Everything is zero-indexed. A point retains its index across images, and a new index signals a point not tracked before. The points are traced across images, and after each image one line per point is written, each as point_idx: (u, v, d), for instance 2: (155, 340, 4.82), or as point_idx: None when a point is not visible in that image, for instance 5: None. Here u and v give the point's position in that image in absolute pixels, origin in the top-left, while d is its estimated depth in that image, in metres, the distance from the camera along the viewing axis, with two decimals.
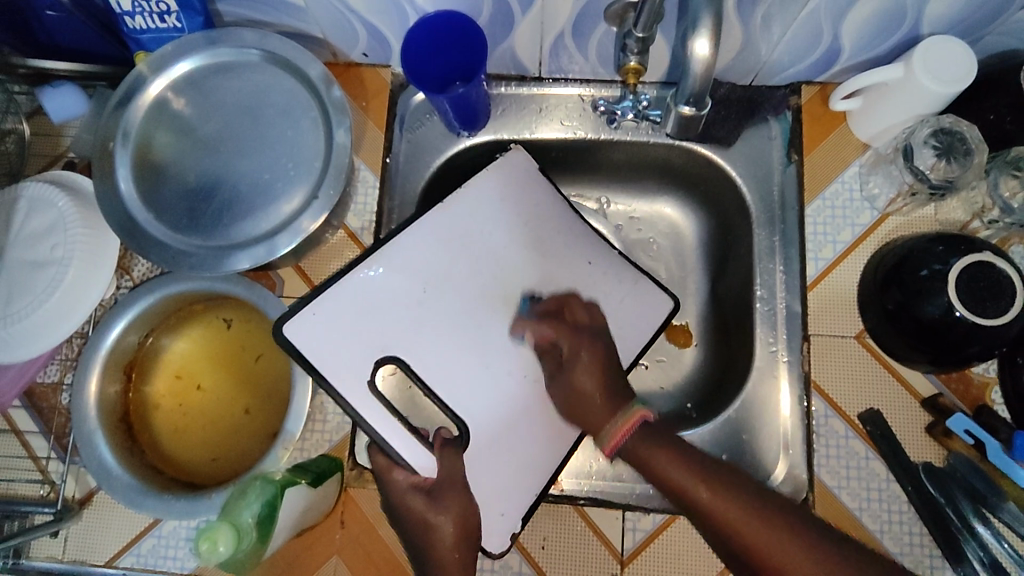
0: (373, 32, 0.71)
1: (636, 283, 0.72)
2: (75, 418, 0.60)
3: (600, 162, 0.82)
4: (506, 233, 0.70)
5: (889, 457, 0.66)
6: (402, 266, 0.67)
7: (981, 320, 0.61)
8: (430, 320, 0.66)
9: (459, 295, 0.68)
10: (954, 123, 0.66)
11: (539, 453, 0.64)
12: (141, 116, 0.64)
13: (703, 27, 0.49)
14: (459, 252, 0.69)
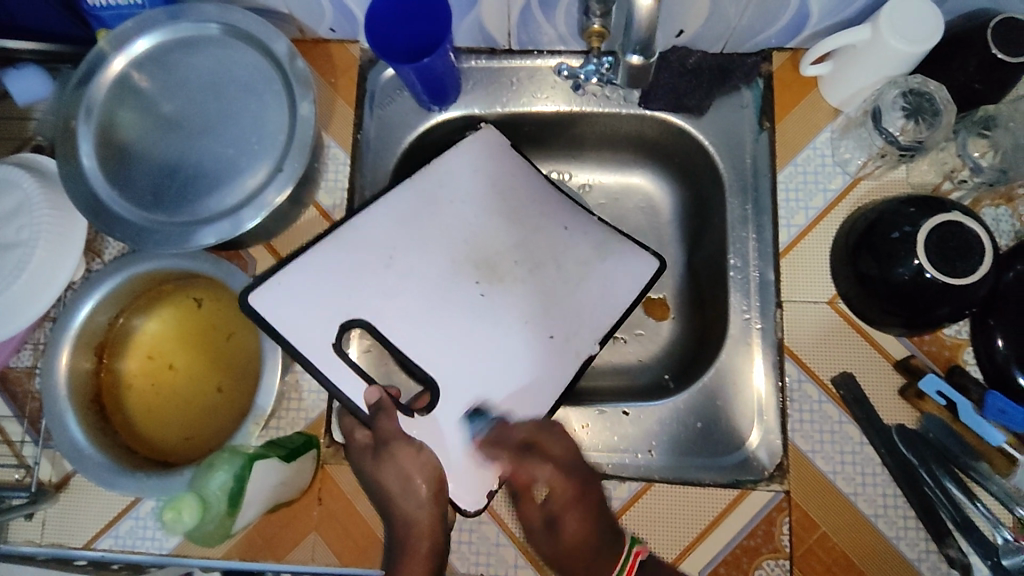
0: (338, 5, 0.70)
1: (615, 246, 0.71)
2: (46, 397, 0.59)
3: (574, 137, 0.82)
4: (477, 200, 0.71)
5: (862, 420, 0.66)
6: (371, 236, 0.68)
7: (952, 280, 0.61)
8: (405, 287, 0.67)
9: (432, 264, 0.68)
10: (923, 83, 0.66)
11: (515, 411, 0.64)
12: (102, 93, 0.63)
13: None
14: (430, 221, 0.70)
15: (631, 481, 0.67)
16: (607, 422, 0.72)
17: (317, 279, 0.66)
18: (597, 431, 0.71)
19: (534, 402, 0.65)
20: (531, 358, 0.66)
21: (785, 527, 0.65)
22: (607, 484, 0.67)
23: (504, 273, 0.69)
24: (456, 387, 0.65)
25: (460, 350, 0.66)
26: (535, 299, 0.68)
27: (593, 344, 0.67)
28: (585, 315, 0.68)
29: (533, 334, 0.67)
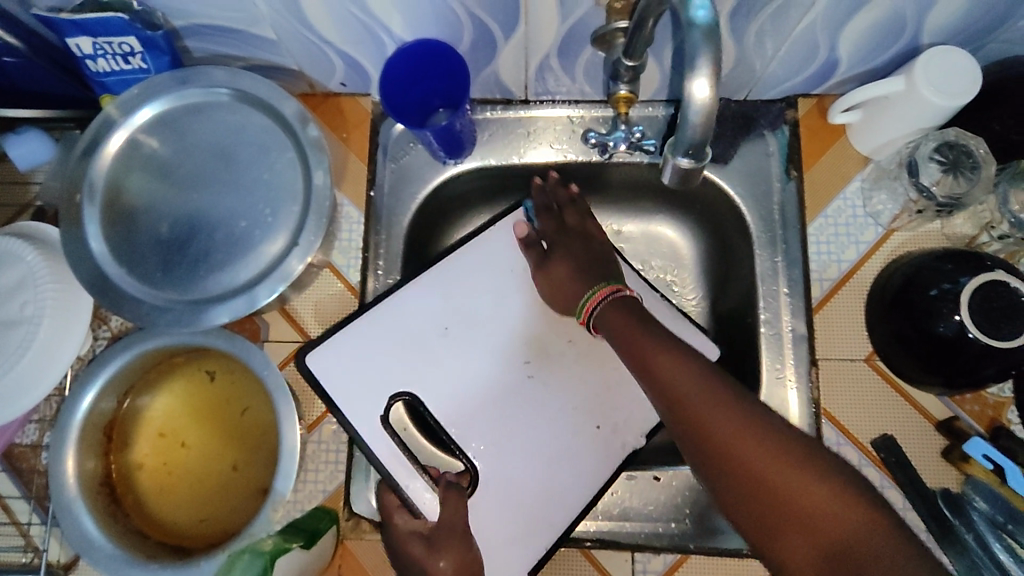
0: (350, 62, 0.68)
1: (666, 320, 0.69)
2: (52, 490, 0.57)
3: (594, 184, 0.79)
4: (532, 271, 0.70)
5: (906, 486, 0.64)
6: (410, 308, 0.67)
7: (995, 342, 0.58)
8: (454, 358, 0.67)
9: (480, 335, 0.68)
10: (960, 135, 0.64)
11: (566, 494, 0.63)
12: (108, 163, 0.61)
13: (700, 64, 0.40)
14: (481, 289, 0.69)
15: (666, 552, 0.64)
16: (639, 488, 0.68)
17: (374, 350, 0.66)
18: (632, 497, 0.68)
19: (574, 487, 0.63)
20: (578, 445, 0.65)
21: None
22: (641, 556, 0.64)
23: (558, 350, 0.68)
24: (501, 462, 0.64)
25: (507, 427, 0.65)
26: (591, 382, 0.67)
27: (640, 436, 0.65)
28: (636, 406, 0.66)
29: (578, 421, 0.66)
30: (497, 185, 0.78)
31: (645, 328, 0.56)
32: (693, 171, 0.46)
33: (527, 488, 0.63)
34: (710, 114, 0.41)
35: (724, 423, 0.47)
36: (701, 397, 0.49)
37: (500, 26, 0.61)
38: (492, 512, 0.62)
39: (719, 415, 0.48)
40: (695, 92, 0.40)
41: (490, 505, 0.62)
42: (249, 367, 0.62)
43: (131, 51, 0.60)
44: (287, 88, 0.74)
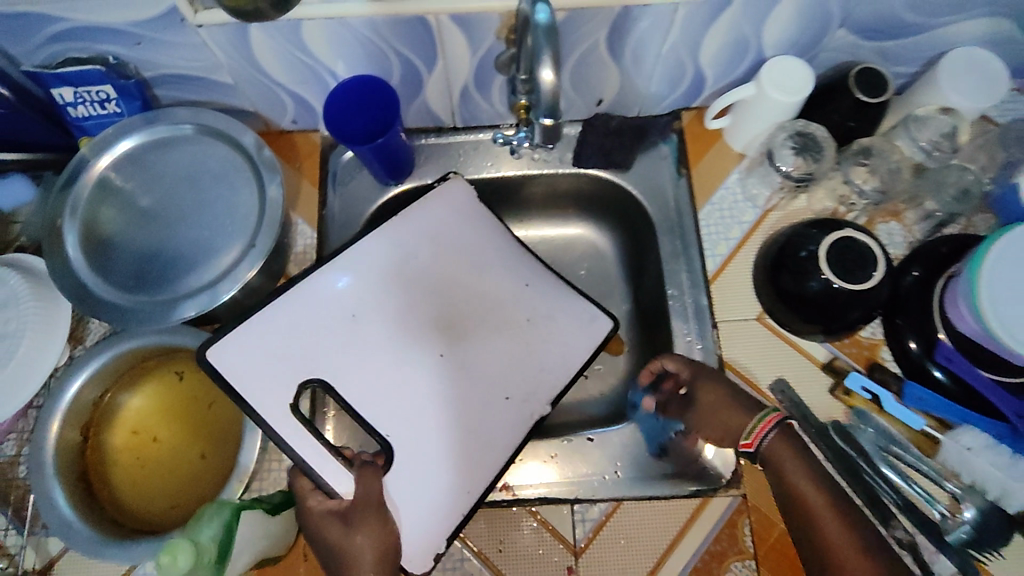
0: (300, 101, 0.80)
1: (564, 296, 0.79)
2: (32, 467, 0.63)
3: (522, 197, 0.91)
4: (438, 264, 0.77)
5: (801, 421, 0.73)
6: (319, 300, 0.72)
7: (855, 286, 0.70)
8: (365, 345, 0.71)
9: (387, 321, 0.73)
10: (806, 126, 0.78)
11: (482, 460, 0.69)
12: (87, 192, 0.70)
13: (546, 56, 0.47)
14: (387, 282, 0.74)
15: (601, 502, 0.73)
16: (574, 450, 0.76)
17: (284, 340, 0.69)
18: (568, 458, 0.76)
19: (487, 454, 0.69)
20: (487, 416, 0.71)
21: (747, 529, 0.71)
22: (579, 507, 0.73)
23: (464, 333, 0.74)
24: (411, 438, 0.68)
25: (417, 404, 0.70)
26: (496, 359, 0.74)
27: (545, 406, 0.73)
28: (542, 379, 0.74)
29: (487, 395, 0.72)
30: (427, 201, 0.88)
31: (811, 476, 0.63)
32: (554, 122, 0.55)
33: (439, 459, 0.68)
34: (557, 91, 0.49)
35: (852, 556, 0.58)
36: (837, 533, 0.60)
37: (422, 61, 0.73)
38: (407, 485, 0.66)
39: (852, 554, 0.58)
40: (544, 77, 0.48)
41: (404, 478, 0.67)
42: None
43: (108, 97, 0.71)
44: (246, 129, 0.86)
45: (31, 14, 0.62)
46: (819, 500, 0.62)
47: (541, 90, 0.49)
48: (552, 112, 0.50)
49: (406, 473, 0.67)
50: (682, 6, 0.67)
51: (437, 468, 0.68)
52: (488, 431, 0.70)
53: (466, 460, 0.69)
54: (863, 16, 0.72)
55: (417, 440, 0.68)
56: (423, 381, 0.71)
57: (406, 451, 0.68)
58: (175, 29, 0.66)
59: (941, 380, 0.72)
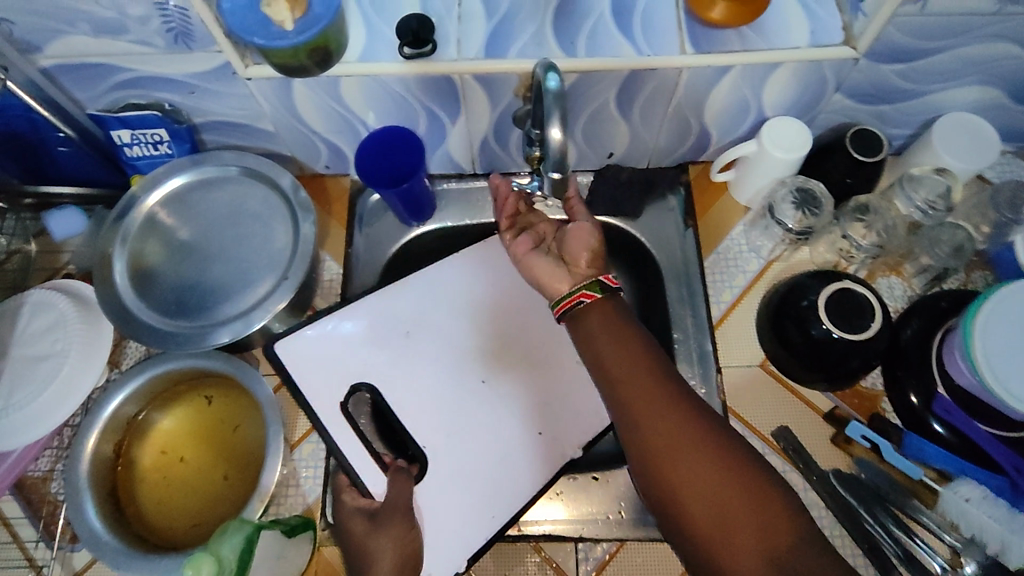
0: (333, 148, 0.86)
1: None
2: (69, 473, 0.67)
3: None
4: (487, 307, 0.85)
5: (803, 468, 0.75)
6: (377, 327, 0.82)
7: (853, 337, 0.73)
8: (417, 363, 0.81)
9: (438, 351, 0.82)
10: (805, 182, 0.82)
11: (509, 488, 0.74)
12: (136, 226, 0.76)
13: (555, 117, 0.53)
14: (440, 319, 0.83)
15: (605, 541, 0.75)
16: (579, 487, 0.78)
17: (347, 363, 0.79)
18: (572, 495, 0.78)
19: (513, 486, 0.74)
20: (519, 451, 0.76)
21: None
22: (583, 546, 0.75)
23: (506, 364, 0.82)
24: (447, 453, 0.76)
25: (456, 429, 0.77)
26: (535, 398, 0.80)
27: (575, 449, 0.77)
28: (575, 424, 0.78)
29: (521, 430, 0.78)
30: (451, 242, 0.94)
31: (621, 342, 0.65)
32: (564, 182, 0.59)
33: (469, 480, 0.74)
34: (565, 148, 0.53)
35: (665, 446, 0.58)
36: (655, 404, 0.61)
37: (446, 114, 0.80)
38: (438, 501, 0.73)
39: (676, 429, 0.59)
40: (554, 136, 0.53)
41: (437, 493, 0.73)
42: (247, 388, 0.74)
43: (161, 140, 0.78)
44: None
45: (101, 65, 0.70)
46: (618, 379, 0.63)
47: (550, 146, 0.54)
48: (559, 165, 0.55)
49: (438, 490, 0.73)
50: (686, 71, 0.73)
51: (467, 490, 0.74)
52: (518, 465, 0.76)
53: (494, 487, 0.74)
54: (859, 83, 0.76)
55: (452, 462, 0.75)
56: (466, 411, 0.78)
57: (440, 470, 0.75)
58: (225, 80, 0.73)
59: (941, 433, 0.74)
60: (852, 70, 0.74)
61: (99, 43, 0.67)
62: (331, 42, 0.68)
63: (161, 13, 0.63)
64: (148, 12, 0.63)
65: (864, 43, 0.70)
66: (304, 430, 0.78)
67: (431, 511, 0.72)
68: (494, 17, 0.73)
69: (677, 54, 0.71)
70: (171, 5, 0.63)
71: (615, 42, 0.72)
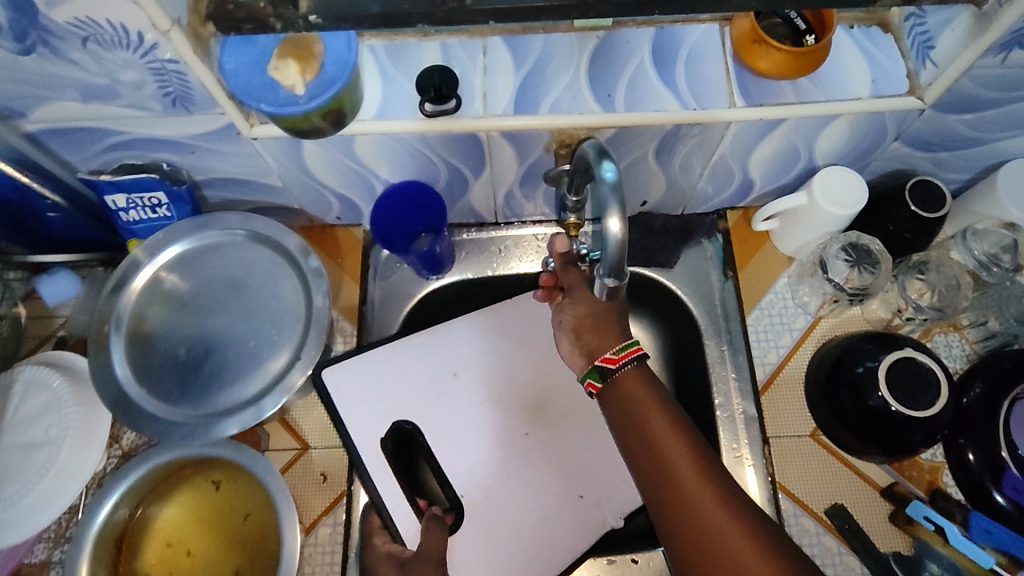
0: (345, 201, 0.80)
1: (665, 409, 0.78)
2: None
3: None
4: (534, 351, 0.80)
5: (860, 550, 0.70)
6: (422, 368, 0.78)
7: (916, 413, 0.67)
8: (459, 407, 0.77)
9: (485, 395, 0.78)
10: (858, 238, 0.77)
11: (540, 555, 0.71)
12: (133, 299, 0.70)
13: (612, 206, 0.46)
14: (487, 359, 0.80)
15: None
16: (618, 571, 0.73)
17: (391, 404, 0.76)
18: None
19: (548, 553, 0.71)
20: (560, 514, 0.73)
21: None
22: None
23: (552, 418, 0.77)
24: (483, 507, 0.73)
25: (497, 483, 0.74)
26: (582, 456, 0.76)
27: (618, 518, 0.73)
28: (621, 490, 0.74)
29: (563, 491, 0.74)
30: (474, 294, 0.87)
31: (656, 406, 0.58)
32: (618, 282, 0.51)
33: (502, 540, 0.72)
34: (624, 241, 0.47)
35: (698, 526, 0.52)
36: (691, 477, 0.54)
37: (469, 168, 0.73)
38: (471, 564, 0.70)
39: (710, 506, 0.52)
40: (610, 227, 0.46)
41: (472, 550, 0.71)
42: (254, 476, 0.68)
43: (159, 203, 0.71)
44: (290, 223, 0.86)
45: (92, 128, 0.64)
46: (650, 446, 0.56)
47: (606, 240, 0.47)
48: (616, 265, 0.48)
49: (472, 550, 0.71)
50: (734, 125, 0.66)
51: (502, 551, 0.71)
52: (556, 530, 0.72)
53: (529, 552, 0.71)
54: (919, 131, 0.70)
55: (490, 520, 0.72)
56: (509, 465, 0.75)
57: (475, 529, 0.72)
58: (229, 141, 0.66)
59: (1004, 508, 0.68)
60: (914, 120, 0.68)
61: (89, 109, 0.61)
62: (345, 104, 0.61)
63: (157, 77, 0.57)
64: (142, 77, 0.57)
65: (933, 93, 0.64)
66: (318, 512, 0.72)
67: (461, 570, 0.70)
68: (523, 67, 0.67)
69: (725, 107, 0.65)
70: (168, 70, 0.56)
71: (657, 93, 0.66)
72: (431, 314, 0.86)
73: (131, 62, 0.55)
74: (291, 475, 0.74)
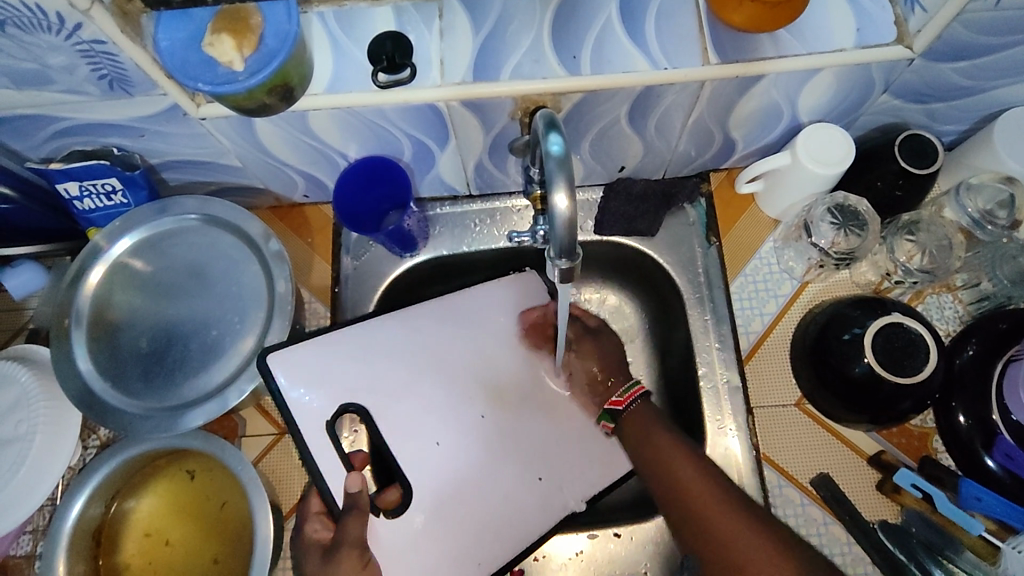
0: (310, 178, 0.77)
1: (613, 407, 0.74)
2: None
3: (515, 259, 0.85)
4: (490, 330, 0.76)
5: (846, 520, 0.68)
6: (368, 336, 0.71)
7: (903, 380, 0.64)
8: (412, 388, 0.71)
9: (435, 374, 0.73)
10: (846, 198, 0.73)
11: (497, 542, 0.69)
12: (89, 290, 0.68)
13: (558, 183, 0.43)
14: (442, 336, 0.74)
15: None
16: (600, 545, 0.73)
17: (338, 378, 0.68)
18: (593, 555, 0.72)
19: (507, 536, 0.69)
20: (517, 499, 0.70)
21: None
22: None
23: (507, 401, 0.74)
24: (438, 490, 0.69)
25: (452, 470, 0.70)
26: (540, 436, 0.73)
27: (579, 502, 0.71)
28: (580, 475, 0.72)
29: (524, 475, 0.72)
30: (448, 271, 0.85)
31: (667, 436, 0.64)
32: (571, 265, 0.48)
33: (456, 528, 0.68)
34: (573, 219, 0.44)
35: (719, 525, 0.55)
36: (710, 497, 0.57)
37: (434, 141, 0.70)
38: (420, 550, 0.67)
39: (716, 507, 0.56)
40: (557, 204, 0.44)
41: (421, 538, 0.67)
42: (226, 464, 0.67)
43: (113, 190, 0.69)
44: (256, 203, 0.83)
45: (32, 116, 0.61)
46: (677, 458, 0.62)
47: (555, 220, 0.45)
48: (564, 246, 0.45)
49: (420, 536, 0.67)
50: (708, 83, 0.62)
51: (458, 535, 0.68)
52: (514, 516, 0.70)
53: (485, 537, 0.68)
54: (910, 82, 0.66)
55: (444, 506, 0.69)
56: (461, 450, 0.71)
57: (429, 512, 0.68)
58: (177, 122, 0.63)
59: (996, 473, 0.66)
60: (904, 70, 0.63)
61: (25, 95, 0.58)
62: (291, 78, 0.57)
63: (88, 60, 0.54)
64: (73, 61, 0.54)
65: (922, 41, 0.60)
66: (296, 497, 0.72)
67: (405, 557, 0.66)
68: (482, 30, 0.62)
69: (698, 65, 0.61)
70: (96, 52, 0.53)
71: (626, 53, 0.62)
72: (408, 289, 0.84)
73: (57, 45, 0.52)
74: (268, 461, 0.73)
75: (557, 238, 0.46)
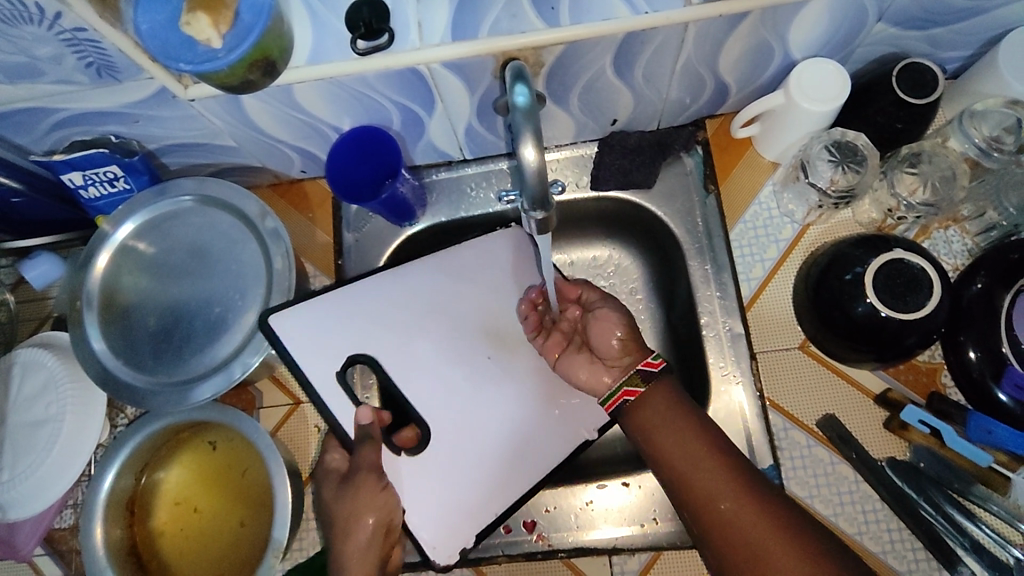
0: (304, 154, 0.78)
1: None
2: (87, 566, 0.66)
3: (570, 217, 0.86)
4: (504, 273, 0.75)
5: (855, 459, 0.69)
6: (377, 299, 0.72)
7: (906, 316, 0.63)
8: (422, 334, 0.72)
9: (444, 328, 0.72)
10: (843, 134, 0.72)
11: (516, 472, 0.68)
12: (100, 275, 0.71)
13: (528, 138, 0.46)
14: (450, 289, 0.74)
15: (640, 552, 0.72)
16: (608, 494, 0.74)
17: (346, 338, 0.69)
18: (603, 507, 0.74)
19: (529, 465, 0.68)
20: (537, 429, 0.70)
21: None
22: (617, 558, 0.72)
23: (514, 342, 0.73)
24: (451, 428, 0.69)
25: (464, 406, 0.69)
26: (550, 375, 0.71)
27: (591, 431, 0.71)
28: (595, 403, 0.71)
29: (541, 401, 0.71)
30: (449, 237, 0.86)
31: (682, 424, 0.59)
32: (543, 213, 0.50)
33: (473, 465, 0.67)
34: (542, 170, 0.47)
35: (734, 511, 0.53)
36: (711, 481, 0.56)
37: (421, 107, 0.70)
38: (444, 491, 0.66)
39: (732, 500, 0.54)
40: (526, 155, 0.46)
41: (436, 480, 0.66)
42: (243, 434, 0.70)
43: (115, 177, 0.70)
44: (256, 182, 0.85)
45: (30, 109, 0.63)
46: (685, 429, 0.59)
47: (527, 172, 0.47)
48: (536, 197, 0.48)
49: (439, 483, 0.66)
50: (692, 26, 0.61)
51: (483, 470, 0.67)
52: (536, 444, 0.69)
53: (503, 477, 0.67)
54: (904, 8, 0.63)
55: (462, 447, 0.68)
56: (485, 391, 0.70)
57: (443, 452, 0.67)
58: (167, 105, 0.64)
59: (1007, 405, 0.65)
60: None
61: (20, 89, 0.60)
62: (272, 51, 0.58)
63: (73, 49, 0.55)
64: (59, 51, 0.55)
65: None
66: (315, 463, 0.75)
67: (425, 493, 0.65)
68: None
69: (680, 7, 0.60)
70: (80, 40, 0.54)
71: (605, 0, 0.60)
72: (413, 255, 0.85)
73: (41, 36, 0.54)
74: (286, 429, 0.76)
75: (528, 186, 0.48)
